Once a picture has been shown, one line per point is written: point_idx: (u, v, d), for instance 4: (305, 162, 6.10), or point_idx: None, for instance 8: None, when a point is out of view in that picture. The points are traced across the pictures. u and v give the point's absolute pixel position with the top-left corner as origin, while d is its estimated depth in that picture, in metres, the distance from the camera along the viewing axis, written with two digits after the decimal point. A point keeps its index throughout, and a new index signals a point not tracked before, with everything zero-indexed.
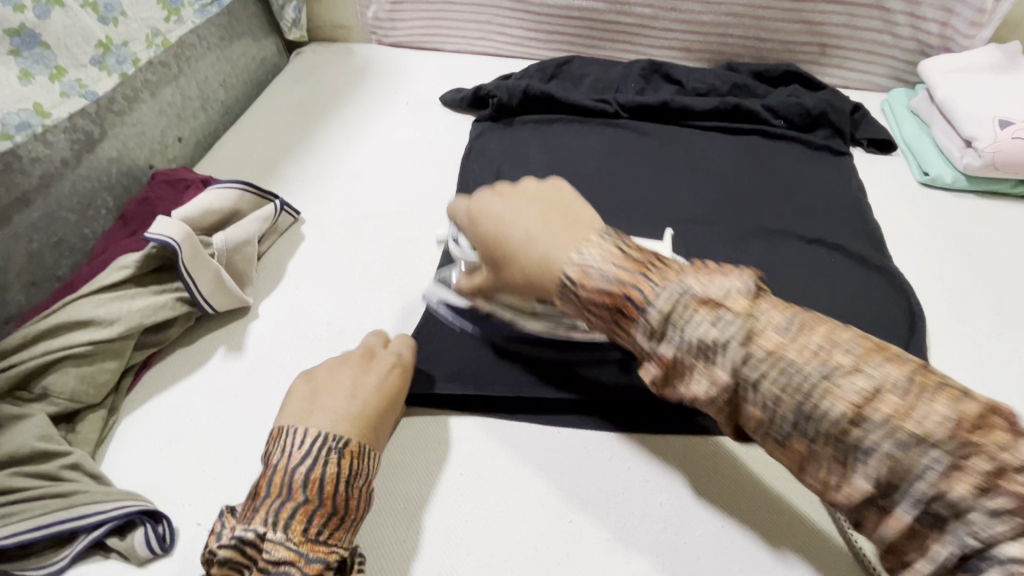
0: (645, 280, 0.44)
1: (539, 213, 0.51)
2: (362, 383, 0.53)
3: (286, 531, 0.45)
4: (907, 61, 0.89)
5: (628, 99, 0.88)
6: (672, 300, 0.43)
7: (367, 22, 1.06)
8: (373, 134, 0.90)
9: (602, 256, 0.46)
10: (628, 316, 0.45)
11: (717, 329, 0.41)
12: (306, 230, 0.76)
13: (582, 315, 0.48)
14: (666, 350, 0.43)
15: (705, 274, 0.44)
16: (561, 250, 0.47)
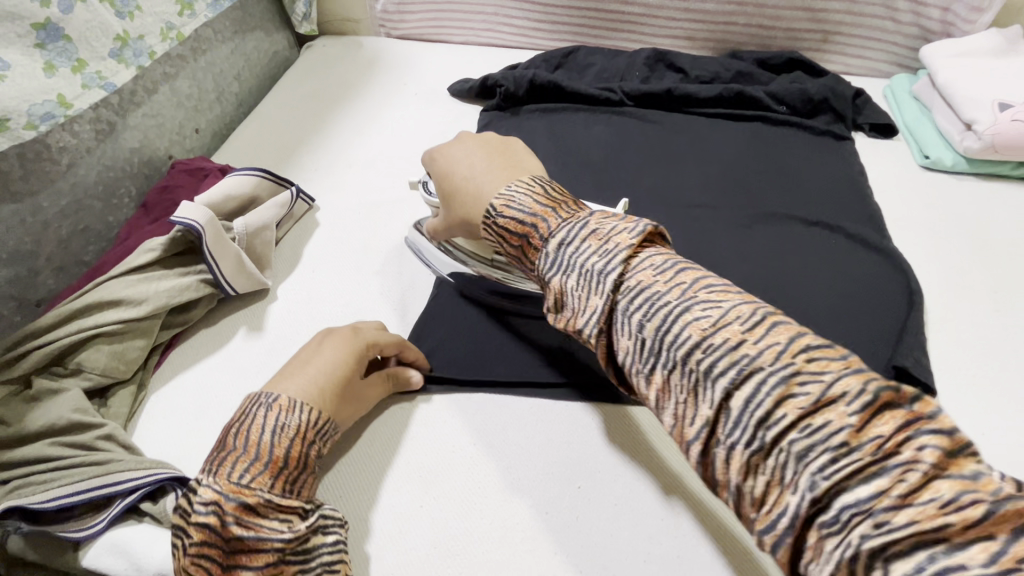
0: (553, 214, 0.51)
1: (483, 155, 0.61)
2: (314, 359, 0.55)
3: (213, 476, 0.45)
4: (909, 47, 0.90)
5: (633, 88, 0.90)
6: (568, 232, 0.48)
7: (376, 15, 1.08)
8: (383, 124, 0.93)
9: (526, 192, 0.53)
10: (533, 245, 0.51)
11: (601, 257, 0.45)
12: (321, 216, 0.78)
13: (499, 243, 0.54)
14: (553, 275, 0.48)
15: (615, 218, 0.48)
16: (494, 185, 0.56)
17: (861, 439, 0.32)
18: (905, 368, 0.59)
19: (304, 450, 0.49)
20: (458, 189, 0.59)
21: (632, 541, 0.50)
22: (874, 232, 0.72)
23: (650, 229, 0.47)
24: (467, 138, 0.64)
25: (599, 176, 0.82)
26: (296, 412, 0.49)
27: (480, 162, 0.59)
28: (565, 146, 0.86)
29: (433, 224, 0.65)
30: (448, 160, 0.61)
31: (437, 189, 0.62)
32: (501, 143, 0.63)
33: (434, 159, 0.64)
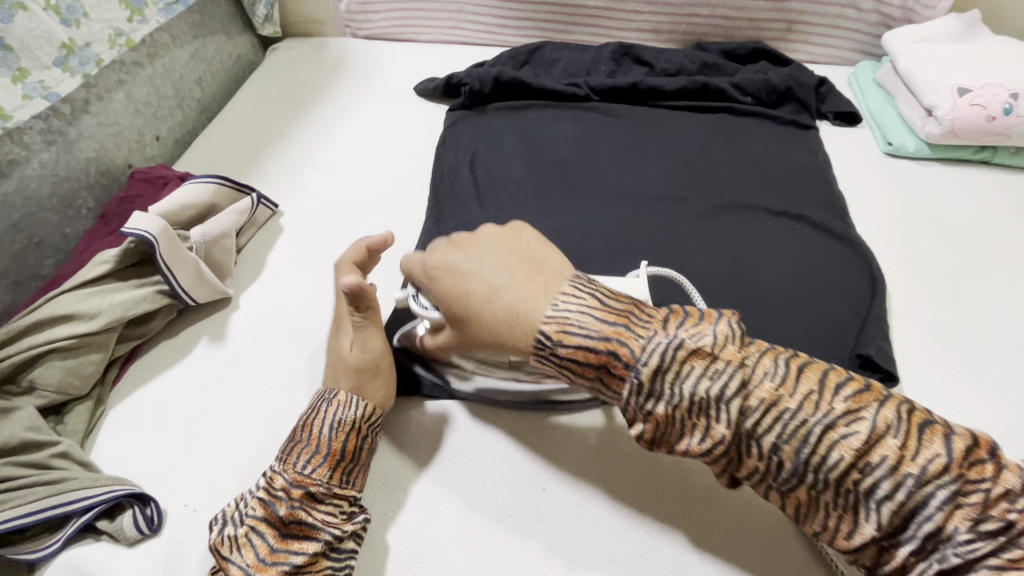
0: (629, 333, 0.44)
1: (503, 264, 0.51)
2: (341, 356, 0.56)
3: (282, 465, 0.50)
4: (872, 33, 0.90)
5: (599, 83, 0.89)
6: (660, 355, 0.43)
7: (341, 15, 1.07)
8: (348, 126, 0.92)
9: (582, 310, 0.46)
10: (617, 375, 0.44)
11: (715, 380, 0.42)
12: (285, 222, 0.77)
13: (561, 372, 0.47)
14: (659, 409, 0.43)
15: (690, 324, 0.44)
16: (534, 300, 0.47)
17: (842, 453, 0.40)
18: (868, 356, 0.59)
19: (359, 449, 0.52)
20: (479, 312, 0.49)
21: (598, 540, 0.51)
22: (838, 221, 0.72)
23: (734, 333, 0.43)
24: (471, 244, 0.53)
25: (565, 172, 0.82)
26: (354, 407, 0.53)
27: (499, 273, 0.50)
28: (531, 143, 0.85)
29: (437, 342, 0.55)
30: (452, 271, 0.52)
31: (443, 311, 0.52)
32: (513, 239, 0.54)
33: (433, 277, 0.53)
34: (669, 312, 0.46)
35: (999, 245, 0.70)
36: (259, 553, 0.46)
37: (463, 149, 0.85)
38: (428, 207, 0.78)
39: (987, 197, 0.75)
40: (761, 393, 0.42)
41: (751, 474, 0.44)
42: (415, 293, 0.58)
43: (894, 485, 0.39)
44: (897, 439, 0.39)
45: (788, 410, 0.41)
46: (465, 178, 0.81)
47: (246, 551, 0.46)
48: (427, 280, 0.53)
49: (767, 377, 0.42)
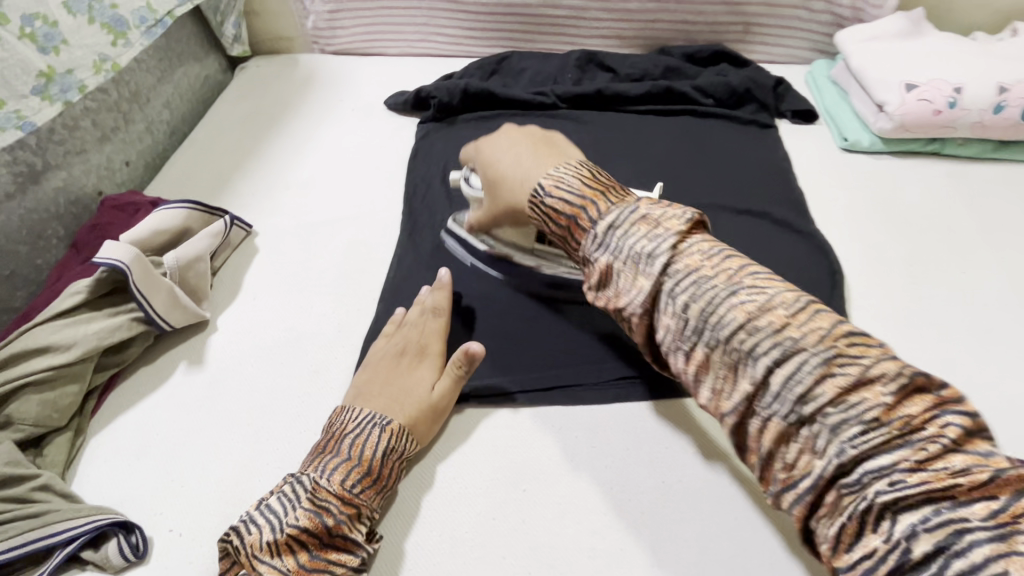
0: (601, 199, 0.54)
1: (530, 150, 0.62)
2: (412, 391, 0.58)
3: (330, 479, 0.51)
4: (826, 33, 0.93)
5: (565, 91, 0.91)
6: (619, 216, 0.52)
7: (307, 32, 1.08)
8: (320, 143, 0.92)
9: (575, 175, 0.56)
10: (581, 228, 0.54)
11: (651, 242, 0.49)
12: (259, 242, 0.78)
13: (544, 223, 0.57)
14: (601, 257, 0.52)
15: (656, 204, 0.52)
16: (539, 170, 0.59)
17: (828, 390, 0.40)
18: None
19: (394, 476, 0.54)
20: (503, 177, 0.62)
21: (579, 537, 0.52)
22: (798, 217, 0.75)
23: (690, 219, 0.51)
24: (514, 133, 0.66)
25: None
26: (406, 441, 0.55)
27: (527, 155, 0.62)
28: None
29: (477, 219, 0.67)
30: (491, 148, 0.65)
31: (483, 177, 0.65)
32: (543, 138, 0.65)
33: (478, 152, 0.66)
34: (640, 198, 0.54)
35: (949, 233, 0.73)
36: (299, 559, 0.48)
37: (436, 161, 0.87)
38: (402, 220, 0.79)
39: (937, 188, 0.78)
40: (775, 312, 0.43)
41: (717, 383, 0.45)
42: (466, 177, 0.69)
43: (861, 425, 0.39)
44: (887, 389, 0.39)
45: (804, 358, 0.41)
46: (437, 190, 0.82)
47: (286, 555, 0.48)
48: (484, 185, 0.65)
49: (746, 299, 0.45)
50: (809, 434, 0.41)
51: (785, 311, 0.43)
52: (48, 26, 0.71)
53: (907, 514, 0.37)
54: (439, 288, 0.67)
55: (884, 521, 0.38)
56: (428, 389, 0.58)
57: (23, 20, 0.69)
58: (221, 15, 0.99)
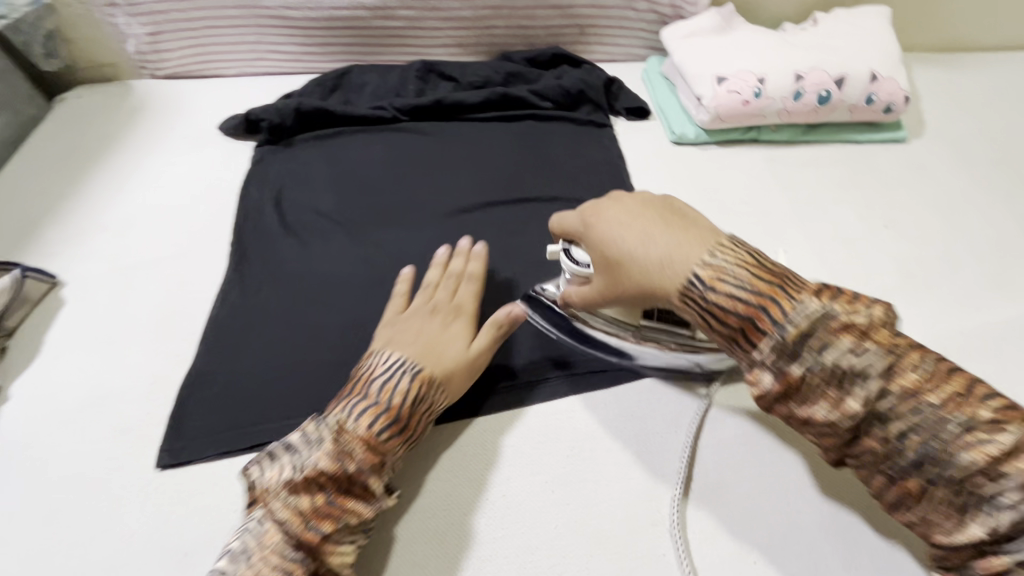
0: (782, 295, 0.47)
1: (654, 220, 0.53)
2: (446, 348, 0.59)
3: (356, 426, 0.52)
4: (654, 30, 0.96)
5: (404, 103, 0.89)
6: (809, 318, 0.45)
7: (132, 56, 0.99)
8: (145, 176, 0.85)
9: (738, 264, 0.48)
10: (759, 330, 0.46)
11: (858, 357, 0.44)
12: (67, 293, 0.71)
13: (699, 322, 0.50)
14: (794, 368, 0.45)
15: (844, 301, 0.46)
16: (687, 255, 0.49)
17: (974, 455, 0.40)
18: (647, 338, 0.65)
19: (419, 425, 0.55)
20: (633, 264, 0.52)
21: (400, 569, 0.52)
22: None
23: (888, 321, 0.46)
24: (629, 197, 0.56)
25: (376, 198, 0.81)
26: (433, 388, 0.56)
27: (653, 225, 0.52)
28: (341, 172, 0.84)
29: (578, 293, 0.58)
30: (605, 221, 0.55)
31: (596, 257, 0.55)
32: (664, 204, 0.55)
33: (589, 220, 0.56)
34: (822, 286, 0.47)
35: (765, 216, 0.77)
36: (318, 501, 0.49)
37: (271, 186, 0.82)
38: (229, 252, 0.74)
39: (754, 174, 0.82)
40: (904, 377, 0.43)
41: (826, 409, 0.45)
42: (568, 248, 0.60)
43: (961, 461, 0.40)
44: (999, 438, 0.40)
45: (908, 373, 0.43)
46: (271, 216, 0.78)
47: (303, 495, 0.49)
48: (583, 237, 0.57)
49: (835, 314, 0.45)
50: (917, 473, 0.43)
51: (919, 373, 0.43)
52: None
53: (1003, 511, 0.39)
54: (463, 253, 0.69)
55: (984, 514, 0.40)
56: (455, 348, 0.60)
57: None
58: (25, 36, 0.90)
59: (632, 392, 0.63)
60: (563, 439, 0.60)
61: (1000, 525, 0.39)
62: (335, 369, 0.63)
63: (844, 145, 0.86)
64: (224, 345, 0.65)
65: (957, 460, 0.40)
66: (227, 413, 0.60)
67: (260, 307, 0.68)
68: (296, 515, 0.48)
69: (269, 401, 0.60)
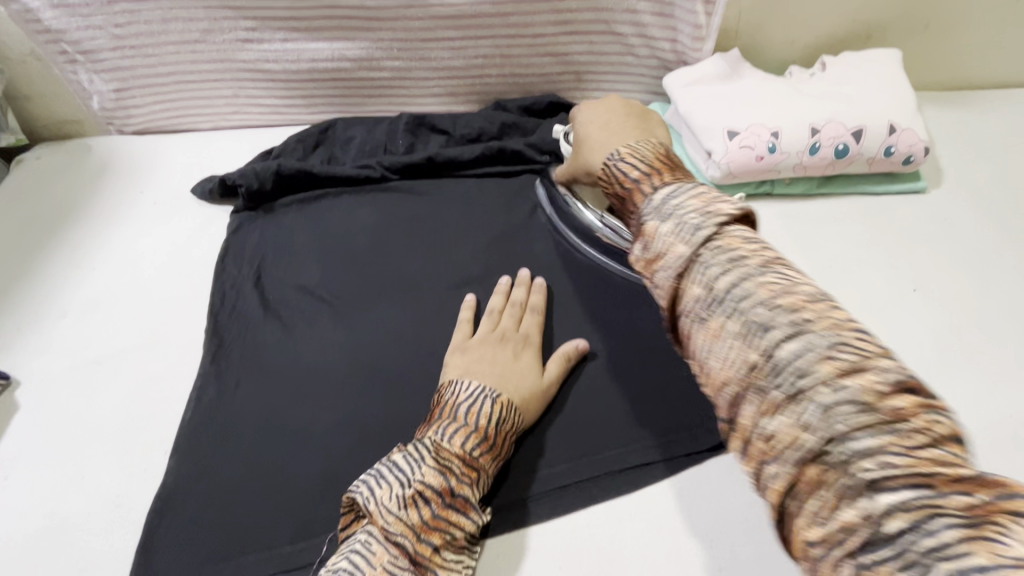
0: (663, 176, 0.52)
1: (617, 123, 0.63)
2: (512, 367, 0.60)
3: (453, 445, 0.51)
4: (656, 76, 0.91)
5: (393, 162, 0.83)
6: (678, 190, 0.49)
7: (97, 113, 0.92)
8: (111, 250, 0.78)
9: (649, 155, 0.54)
10: (635, 189, 0.52)
11: (698, 216, 0.45)
12: (21, 395, 0.64)
13: (610, 188, 0.56)
14: (652, 223, 0.47)
15: (725, 209, 0.47)
16: (613, 147, 0.60)
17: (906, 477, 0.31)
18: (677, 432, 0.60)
19: (506, 445, 0.55)
20: (584, 140, 0.64)
21: None
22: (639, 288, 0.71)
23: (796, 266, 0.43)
24: (614, 99, 0.67)
25: (366, 269, 0.75)
26: (514, 413, 0.56)
27: (608, 126, 0.63)
28: (328, 240, 0.78)
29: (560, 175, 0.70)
30: (584, 122, 0.66)
31: (572, 150, 0.68)
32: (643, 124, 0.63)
33: (580, 117, 0.67)
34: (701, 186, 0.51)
35: None
36: (425, 515, 0.48)
37: (250, 259, 0.76)
38: (205, 340, 0.67)
39: (770, 232, 0.77)
40: (836, 362, 0.35)
41: (765, 411, 0.37)
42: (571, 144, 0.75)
43: (916, 509, 0.30)
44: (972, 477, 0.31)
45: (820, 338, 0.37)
46: (251, 295, 0.72)
47: (411, 509, 0.48)
48: (574, 143, 0.67)
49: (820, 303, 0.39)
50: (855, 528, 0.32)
51: (891, 391, 0.34)
52: None
53: (884, 492, 0.31)
54: (519, 283, 0.70)
55: (860, 498, 0.32)
56: (528, 372, 0.60)
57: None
58: None
59: (658, 500, 0.56)
60: (587, 561, 0.53)
61: (881, 520, 0.31)
62: (324, 483, 0.56)
63: (861, 196, 0.81)
64: (200, 457, 0.57)
65: (855, 424, 0.33)
66: (204, 544, 0.53)
67: (239, 407, 0.61)
68: (408, 529, 0.47)
69: (253, 525, 0.54)
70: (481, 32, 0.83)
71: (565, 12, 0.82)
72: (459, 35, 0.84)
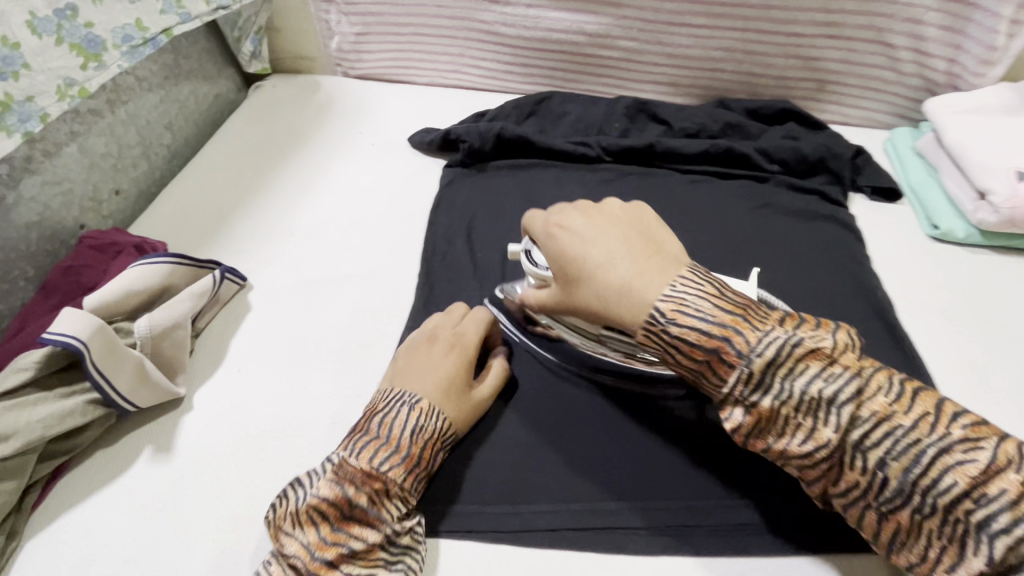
0: (746, 324, 0.43)
1: (621, 238, 0.51)
2: (430, 371, 0.54)
3: (348, 459, 0.48)
4: (912, 98, 0.82)
5: (611, 143, 0.81)
6: (775, 346, 0.42)
7: (331, 53, 0.98)
8: (333, 181, 0.83)
9: (703, 295, 0.45)
10: (726, 362, 0.43)
11: (829, 384, 0.41)
12: (254, 298, 0.68)
13: (667, 354, 0.46)
14: (764, 402, 0.42)
15: (807, 329, 0.43)
16: (651, 283, 0.46)
17: (953, 478, 0.38)
18: None
19: (433, 454, 0.51)
20: (591, 277, 0.49)
21: None
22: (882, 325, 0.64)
23: (854, 344, 0.43)
24: (580, 206, 0.54)
25: None
26: (436, 422, 0.51)
27: (619, 245, 0.50)
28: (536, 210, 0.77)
29: (538, 299, 0.56)
30: (573, 234, 0.51)
31: (555, 267, 0.52)
32: (629, 212, 0.53)
33: (550, 234, 0.53)
34: (780, 314, 0.45)
35: None
36: (320, 533, 0.46)
37: (461, 214, 0.76)
38: (417, 285, 0.69)
39: None
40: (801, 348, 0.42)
41: (793, 434, 0.42)
42: (529, 248, 0.58)
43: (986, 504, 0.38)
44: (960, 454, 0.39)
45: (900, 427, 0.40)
46: (460, 250, 0.72)
47: (308, 527, 0.46)
48: (552, 259, 0.52)
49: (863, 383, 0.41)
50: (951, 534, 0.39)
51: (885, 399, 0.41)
52: (9, 48, 0.59)
53: None
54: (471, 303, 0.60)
55: None
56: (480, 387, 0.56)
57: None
58: (239, 31, 0.90)
59: None
60: None
61: None
62: (535, 450, 0.56)
63: None
64: None
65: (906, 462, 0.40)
66: None
67: None
68: (304, 549, 0.46)
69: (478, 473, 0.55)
70: (732, 23, 0.79)
71: (834, 12, 0.75)
72: (707, 22, 0.79)
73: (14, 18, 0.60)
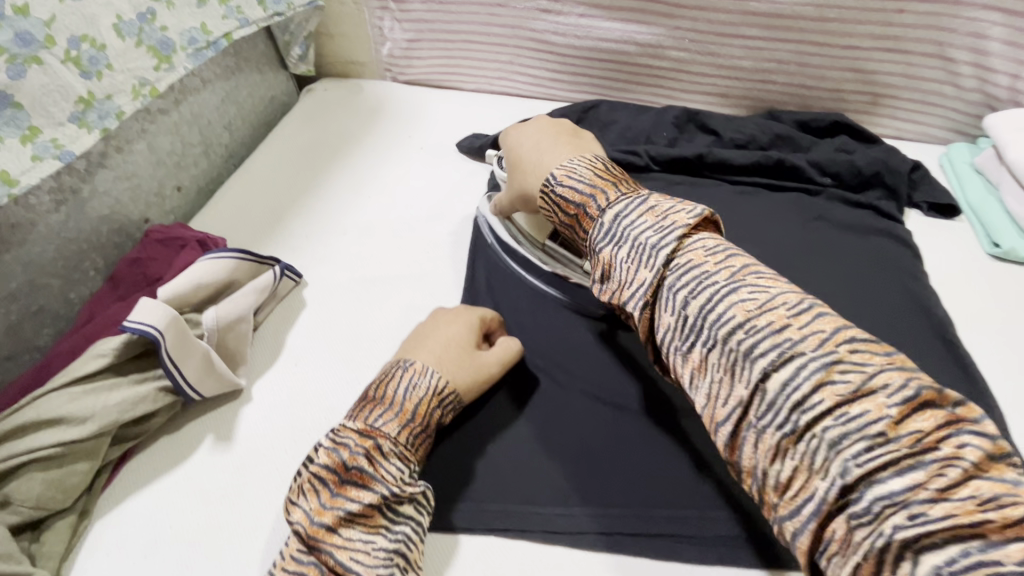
0: (612, 188, 0.53)
1: (550, 134, 0.63)
2: (431, 336, 0.58)
3: (351, 421, 0.51)
4: (971, 113, 0.80)
5: (660, 152, 0.81)
6: (622, 203, 0.50)
7: (382, 59, 1.00)
8: (384, 183, 0.84)
9: (589, 166, 0.55)
10: (588, 219, 0.53)
11: (657, 233, 0.47)
12: (309, 295, 0.70)
13: (555, 213, 0.57)
14: (604, 247, 0.49)
15: (667, 200, 0.50)
16: (553, 157, 0.59)
17: (825, 398, 0.36)
18: None
19: (429, 412, 0.52)
20: (523, 158, 0.62)
21: None
22: (941, 342, 0.63)
23: (706, 217, 0.48)
24: (542, 115, 0.68)
25: None
26: (431, 380, 0.53)
27: (543, 135, 0.63)
28: None
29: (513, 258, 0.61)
30: (513, 134, 0.66)
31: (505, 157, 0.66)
32: (567, 122, 0.66)
33: (515, 170, 0.64)
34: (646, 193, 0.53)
35: None
36: (321, 500, 0.47)
37: None
38: (466, 287, 0.70)
39: None
40: (744, 304, 0.40)
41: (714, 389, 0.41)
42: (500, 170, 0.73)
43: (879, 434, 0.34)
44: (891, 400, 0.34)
45: (801, 350, 0.37)
46: None
47: (311, 496, 0.47)
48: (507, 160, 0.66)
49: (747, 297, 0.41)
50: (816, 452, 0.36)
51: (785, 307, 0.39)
52: (97, 47, 0.62)
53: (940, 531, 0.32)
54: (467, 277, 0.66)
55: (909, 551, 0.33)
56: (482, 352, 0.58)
57: (69, 41, 0.59)
58: (289, 35, 0.92)
59: None
60: None
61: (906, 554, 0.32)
62: (584, 456, 0.56)
63: None
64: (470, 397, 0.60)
65: (873, 467, 0.34)
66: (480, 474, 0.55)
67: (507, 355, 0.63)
68: (306, 516, 0.46)
69: (525, 474, 0.55)
70: (788, 34, 0.78)
71: (894, 25, 0.74)
72: (761, 34, 0.79)
73: (104, 21, 0.62)
